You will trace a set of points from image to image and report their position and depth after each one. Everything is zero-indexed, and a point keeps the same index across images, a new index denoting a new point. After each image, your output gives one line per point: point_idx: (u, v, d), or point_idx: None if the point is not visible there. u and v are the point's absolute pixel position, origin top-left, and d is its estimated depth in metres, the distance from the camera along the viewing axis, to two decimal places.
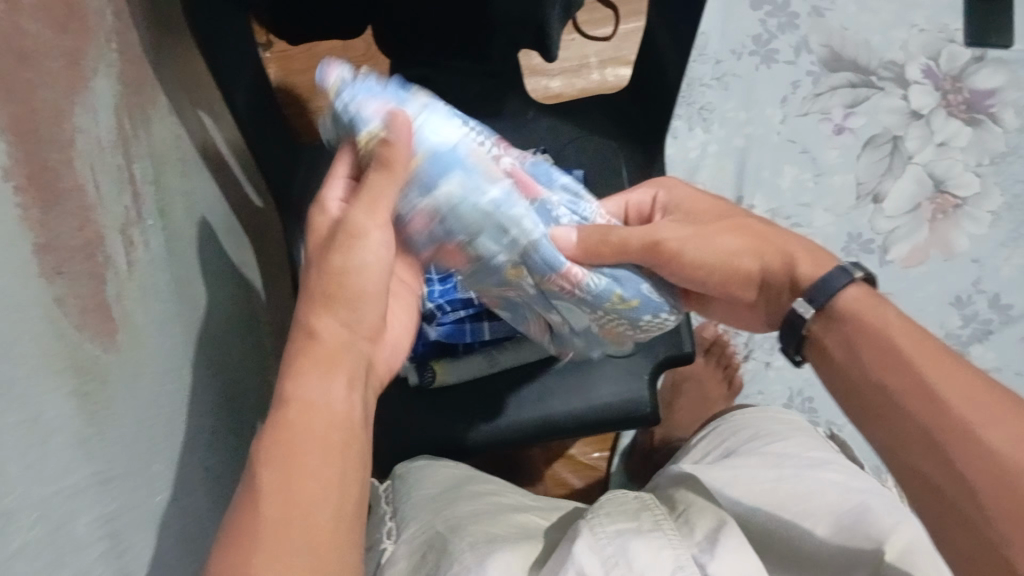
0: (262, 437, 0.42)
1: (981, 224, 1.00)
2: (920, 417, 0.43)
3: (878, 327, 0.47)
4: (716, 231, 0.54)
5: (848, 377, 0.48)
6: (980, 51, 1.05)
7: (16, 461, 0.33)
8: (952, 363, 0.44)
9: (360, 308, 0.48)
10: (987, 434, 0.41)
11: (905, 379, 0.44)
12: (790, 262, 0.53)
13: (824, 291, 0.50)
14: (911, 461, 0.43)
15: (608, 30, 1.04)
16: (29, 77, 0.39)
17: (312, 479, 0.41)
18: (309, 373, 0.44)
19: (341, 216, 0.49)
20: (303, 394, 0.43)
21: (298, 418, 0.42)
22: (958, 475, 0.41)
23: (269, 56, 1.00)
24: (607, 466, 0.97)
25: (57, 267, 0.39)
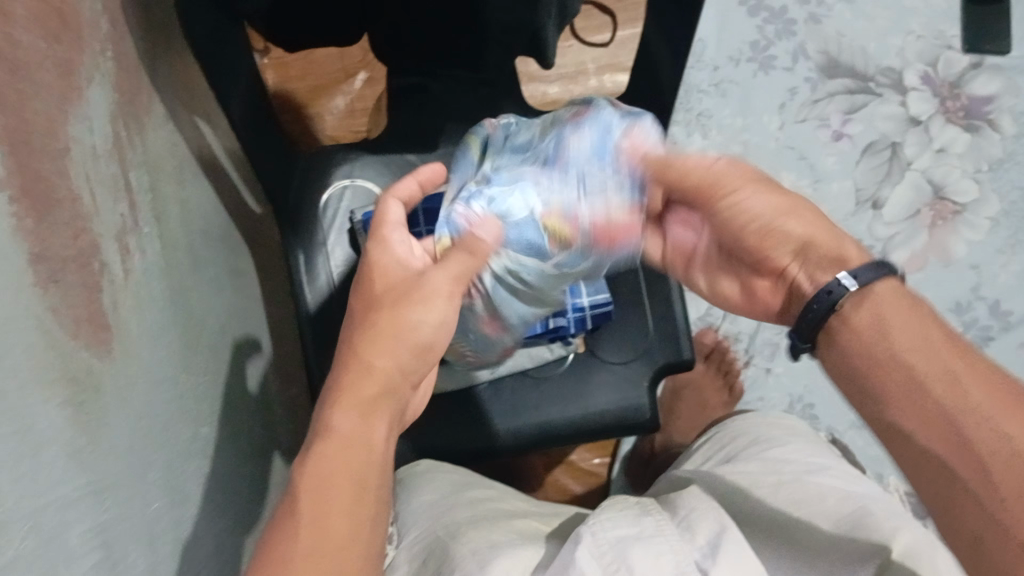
0: (302, 466, 0.44)
1: (979, 230, 1.00)
2: (941, 401, 0.43)
3: (907, 319, 0.46)
4: (759, 185, 0.54)
5: (871, 358, 0.47)
6: (977, 57, 1.05)
7: (9, 472, 0.33)
8: (974, 357, 0.44)
9: (394, 353, 0.48)
10: (1007, 423, 0.41)
11: (931, 369, 0.44)
12: (835, 239, 0.52)
13: (864, 272, 0.48)
14: (926, 443, 0.43)
15: (605, 37, 1.04)
16: (23, 87, 0.39)
17: (337, 517, 0.42)
18: (347, 409, 0.46)
19: (387, 261, 0.52)
20: (340, 427, 0.45)
21: (335, 454, 0.44)
22: (975, 458, 0.41)
23: (266, 62, 1.00)
24: (607, 472, 0.97)
25: (51, 276, 0.38)
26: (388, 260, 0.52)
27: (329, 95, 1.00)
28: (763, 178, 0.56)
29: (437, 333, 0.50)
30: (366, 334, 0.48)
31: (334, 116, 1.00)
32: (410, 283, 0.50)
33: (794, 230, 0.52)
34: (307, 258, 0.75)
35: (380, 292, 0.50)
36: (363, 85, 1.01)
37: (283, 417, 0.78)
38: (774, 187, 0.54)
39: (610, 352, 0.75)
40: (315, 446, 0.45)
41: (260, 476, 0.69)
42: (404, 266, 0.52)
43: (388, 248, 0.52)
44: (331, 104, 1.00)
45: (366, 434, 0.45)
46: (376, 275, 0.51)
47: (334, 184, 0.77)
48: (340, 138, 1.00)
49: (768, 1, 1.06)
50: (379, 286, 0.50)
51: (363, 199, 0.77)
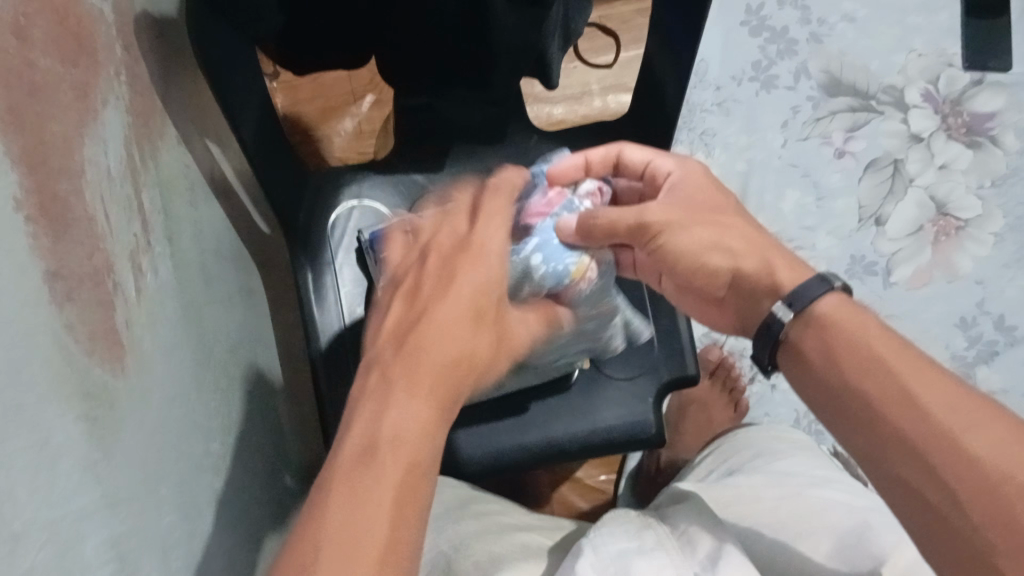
0: (379, 444, 0.40)
1: (983, 245, 1.00)
2: (901, 425, 0.42)
3: (858, 335, 0.45)
4: (691, 224, 0.55)
5: (828, 382, 0.46)
6: (979, 74, 1.06)
7: (27, 483, 0.34)
8: (930, 370, 0.43)
9: (470, 357, 0.47)
10: (970, 442, 0.40)
11: (883, 384, 0.43)
12: (767, 267, 0.51)
13: (801, 297, 0.48)
14: (889, 468, 0.42)
15: (609, 58, 1.06)
16: (42, 110, 0.41)
17: (414, 500, 0.39)
18: (417, 399, 0.43)
19: (484, 263, 0.52)
20: (413, 414, 0.42)
21: (405, 445, 0.40)
22: (936, 478, 0.40)
23: (274, 86, 1.02)
24: (614, 490, 0.97)
25: (67, 295, 0.40)
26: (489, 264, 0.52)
27: (337, 117, 1.02)
28: (717, 207, 0.57)
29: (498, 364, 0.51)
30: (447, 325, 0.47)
31: (343, 137, 1.01)
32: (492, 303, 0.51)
33: (719, 265, 0.53)
34: (315, 277, 0.75)
35: (476, 293, 0.50)
36: (371, 107, 1.02)
37: (292, 435, 0.79)
38: (711, 224, 0.55)
39: (616, 369, 0.76)
40: (385, 432, 0.40)
41: (269, 493, 0.69)
42: (498, 278, 0.52)
43: (496, 245, 0.54)
44: (340, 126, 1.02)
45: (434, 421, 0.43)
46: (468, 265, 0.52)
47: (342, 205, 0.77)
48: (348, 160, 1.01)
49: (770, 21, 1.07)
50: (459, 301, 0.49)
51: (371, 220, 0.77)
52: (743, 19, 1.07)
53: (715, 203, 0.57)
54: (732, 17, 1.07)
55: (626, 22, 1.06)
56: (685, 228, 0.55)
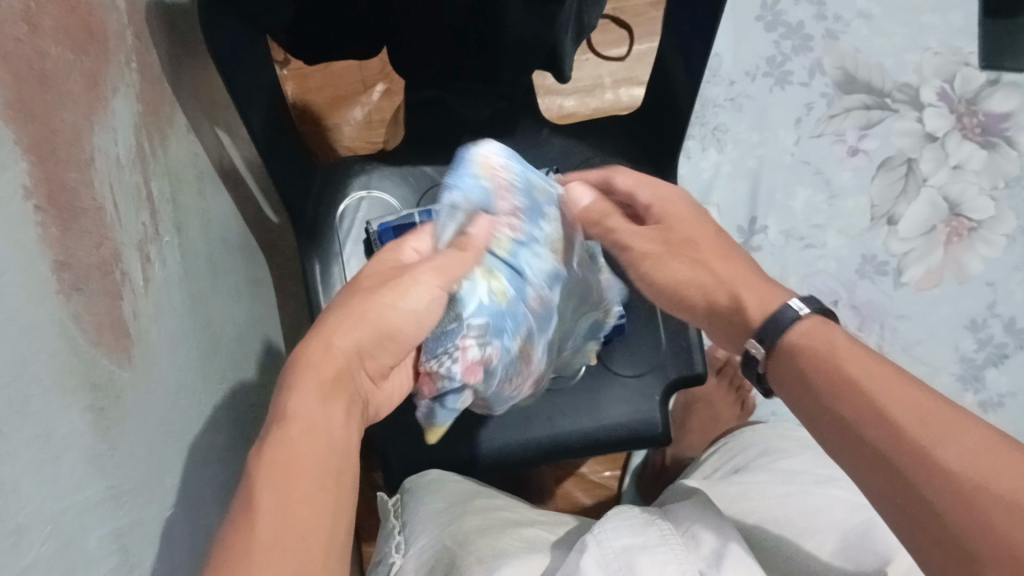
0: (260, 449, 0.40)
1: (995, 247, 1.00)
2: (877, 443, 0.41)
3: (827, 353, 0.45)
4: (674, 256, 0.55)
5: (809, 403, 0.45)
6: (994, 74, 1.05)
7: (31, 475, 0.33)
8: (905, 383, 0.42)
9: (356, 334, 0.47)
10: (943, 455, 0.38)
11: (855, 402, 0.42)
12: (738, 297, 0.51)
13: (771, 330, 0.48)
14: (872, 485, 0.41)
15: (622, 51, 1.05)
16: (51, 98, 0.40)
17: (303, 485, 0.39)
18: (302, 391, 0.43)
19: (381, 258, 0.53)
20: (296, 410, 0.42)
21: (297, 436, 0.41)
22: (916, 493, 0.39)
23: (285, 74, 1.01)
24: (618, 485, 0.97)
25: (75, 284, 0.39)
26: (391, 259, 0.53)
27: (347, 106, 1.01)
28: (696, 234, 0.55)
29: (411, 328, 0.50)
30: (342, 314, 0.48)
31: (353, 127, 1.01)
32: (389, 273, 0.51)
33: (696, 295, 0.53)
34: (323, 268, 0.75)
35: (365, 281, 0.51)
36: (381, 97, 1.02)
37: None
38: (693, 256, 0.54)
39: (623, 365, 0.76)
40: (272, 430, 0.41)
41: None
42: (388, 259, 0.52)
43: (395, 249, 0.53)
44: (349, 115, 1.01)
45: (324, 418, 0.43)
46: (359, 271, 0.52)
47: (351, 195, 0.77)
48: (357, 149, 1.01)
49: (785, 17, 1.06)
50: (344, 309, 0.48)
51: (379, 211, 0.77)
52: (759, 14, 1.06)
53: (691, 234, 0.55)
54: (747, 12, 1.06)
55: (640, 15, 1.05)
56: (663, 263, 0.55)
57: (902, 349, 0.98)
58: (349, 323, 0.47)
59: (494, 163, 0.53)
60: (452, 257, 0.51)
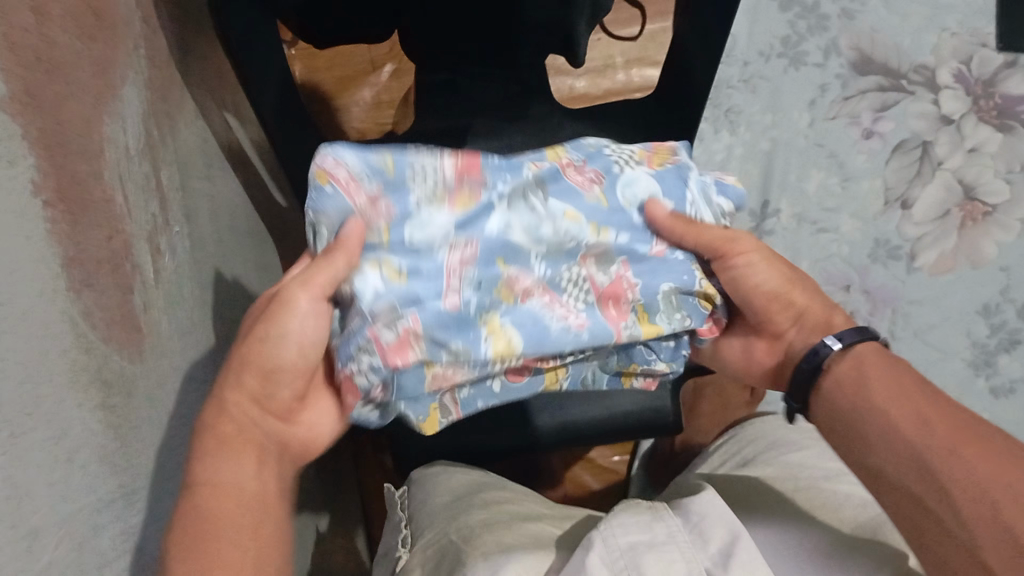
0: (180, 513, 0.43)
1: (1011, 232, 0.99)
2: (918, 446, 0.45)
3: (886, 370, 0.49)
4: (771, 264, 0.54)
5: (851, 405, 0.49)
6: (1012, 55, 1.03)
7: (45, 479, 0.33)
8: (949, 404, 0.46)
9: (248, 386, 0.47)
10: (976, 460, 0.42)
11: (903, 409, 0.46)
12: (828, 317, 0.55)
13: (846, 335, 0.51)
14: (903, 483, 0.45)
15: (634, 30, 1.03)
16: (60, 89, 0.39)
17: (227, 545, 0.43)
18: (219, 453, 0.45)
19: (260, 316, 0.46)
20: (212, 473, 0.45)
21: (213, 498, 0.44)
22: (943, 492, 0.42)
23: (293, 53, 0.99)
24: (626, 469, 0.97)
25: (85, 280, 0.39)
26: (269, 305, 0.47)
27: (356, 86, 1.00)
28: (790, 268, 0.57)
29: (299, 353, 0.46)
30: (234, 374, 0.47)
31: (361, 107, 1.00)
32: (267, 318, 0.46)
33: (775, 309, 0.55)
34: None
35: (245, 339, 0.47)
36: (390, 77, 1.00)
37: None
38: (784, 283, 0.55)
39: None
40: (191, 493, 0.44)
41: None
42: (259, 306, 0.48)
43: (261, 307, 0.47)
44: (358, 95, 1.00)
45: (242, 469, 0.46)
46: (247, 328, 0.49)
47: None
48: (367, 130, 1.00)
49: None
50: (228, 356, 0.47)
51: None
52: None
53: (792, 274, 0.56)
54: None
55: None
56: (761, 266, 0.54)
57: (914, 334, 0.98)
58: (243, 368, 0.47)
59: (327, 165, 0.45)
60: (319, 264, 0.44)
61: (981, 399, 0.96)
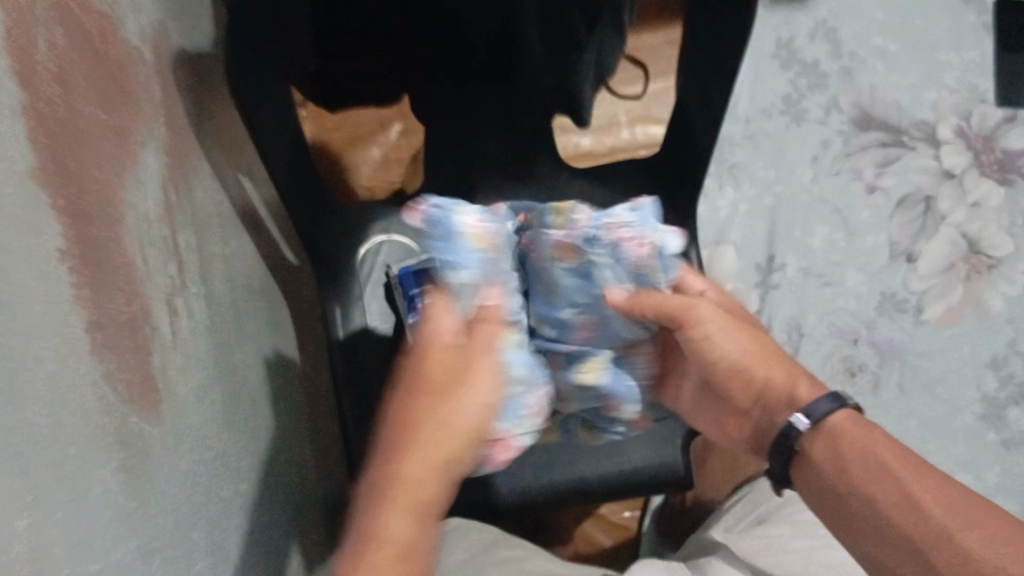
0: (355, 573, 0.42)
1: (1016, 284, 0.99)
2: (906, 527, 0.46)
3: (862, 445, 0.50)
4: (730, 329, 0.55)
5: (832, 487, 0.50)
6: (1010, 111, 1.05)
7: (65, 543, 0.33)
8: (930, 475, 0.47)
9: (446, 441, 0.47)
10: (967, 541, 0.43)
11: (886, 489, 0.48)
12: (791, 381, 0.54)
13: (814, 410, 0.51)
14: (886, 557, 0.47)
15: (638, 90, 1.06)
16: (84, 156, 0.40)
17: None
18: (395, 509, 0.44)
19: (433, 338, 0.51)
20: (391, 531, 0.44)
21: (384, 558, 0.43)
22: (935, 571, 0.44)
23: (303, 114, 1.01)
24: (638, 526, 0.96)
25: (105, 342, 0.39)
26: (432, 332, 0.51)
27: (364, 145, 1.02)
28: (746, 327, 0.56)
29: (483, 416, 0.49)
30: (407, 414, 0.48)
31: (370, 166, 1.02)
32: (458, 367, 0.50)
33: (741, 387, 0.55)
34: (343, 311, 0.75)
35: (425, 366, 0.49)
36: (399, 136, 1.03)
37: (315, 470, 0.78)
38: (746, 340, 0.55)
39: None
40: (364, 549, 0.43)
41: (296, 530, 0.69)
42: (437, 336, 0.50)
43: (434, 330, 0.51)
44: (367, 154, 1.02)
45: (416, 528, 0.45)
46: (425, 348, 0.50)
47: (370, 239, 0.77)
48: (375, 189, 1.01)
49: (800, 55, 1.07)
50: (401, 393, 0.49)
51: (400, 254, 0.78)
52: (774, 52, 1.07)
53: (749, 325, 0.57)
54: (763, 50, 1.06)
55: (655, 54, 1.06)
56: (724, 337, 0.55)
57: (925, 387, 0.98)
58: (405, 411, 0.48)
59: (482, 228, 0.55)
60: (483, 335, 0.52)
61: (993, 452, 0.95)
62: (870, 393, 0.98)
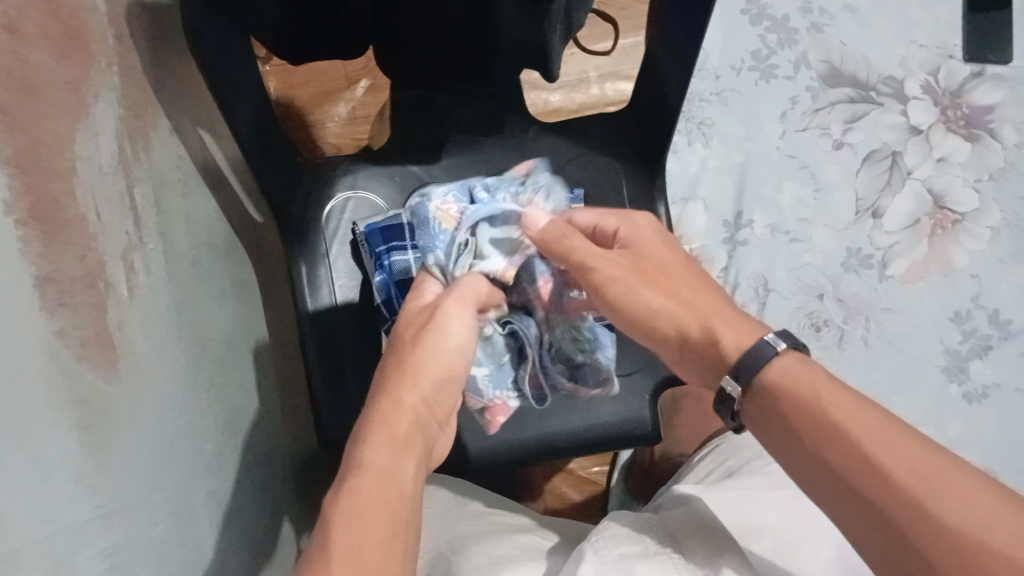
0: (336, 497, 0.44)
1: (980, 240, 1.00)
2: (865, 488, 0.44)
3: (807, 396, 0.47)
4: (648, 283, 0.55)
5: (787, 441, 0.48)
6: (979, 66, 1.05)
7: (18, 500, 0.33)
8: (892, 430, 0.45)
9: (422, 385, 0.51)
10: (936, 507, 0.42)
11: (849, 454, 0.45)
12: (711, 331, 0.52)
13: (758, 358, 0.49)
14: (853, 525, 0.45)
15: (608, 45, 1.04)
16: (33, 108, 0.39)
17: (380, 527, 0.42)
18: (375, 444, 0.47)
19: (411, 313, 0.57)
20: (371, 461, 0.46)
21: (372, 484, 0.44)
22: (910, 546, 0.42)
23: (268, 69, 0.99)
24: (606, 480, 0.98)
25: (59, 298, 0.38)
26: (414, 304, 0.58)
27: (331, 102, 1.00)
28: (670, 269, 0.56)
29: (459, 360, 0.53)
30: (385, 371, 0.52)
31: (337, 123, 1.00)
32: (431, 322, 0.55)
33: (667, 329, 0.54)
34: (309, 269, 0.74)
35: (405, 331, 0.55)
36: (365, 92, 1.01)
37: (284, 429, 0.78)
38: (660, 287, 0.55)
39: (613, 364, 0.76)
40: (348, 479, 0.45)
41: (264, 488, 0.69)
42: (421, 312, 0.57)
43: (411, 309, 0.57)
44: (333, 111, 1.00)
45: (397, 459, 0.47)
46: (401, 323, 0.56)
47: (336, 196, 0.76)
48: (343, 146, 1.00)
49: (770, 10, 1.06)
50: (381, 361, 0.54)
51: (366, 211, 0.76)
52: (745, 7, 1.06)
53: (667, 265, 0.56)
54: (733, 5, 1.06)
55: (625, 9, 1.05)
56: (633, 291, 0.55)
57: (889, 342, 0.99)
58: (383, 371, 0.53)
59: (451, 211, 0.64)
60: (462, 289, 0.56)
61: (955, 406, 0.96)
62: (835, 347, 0.98)
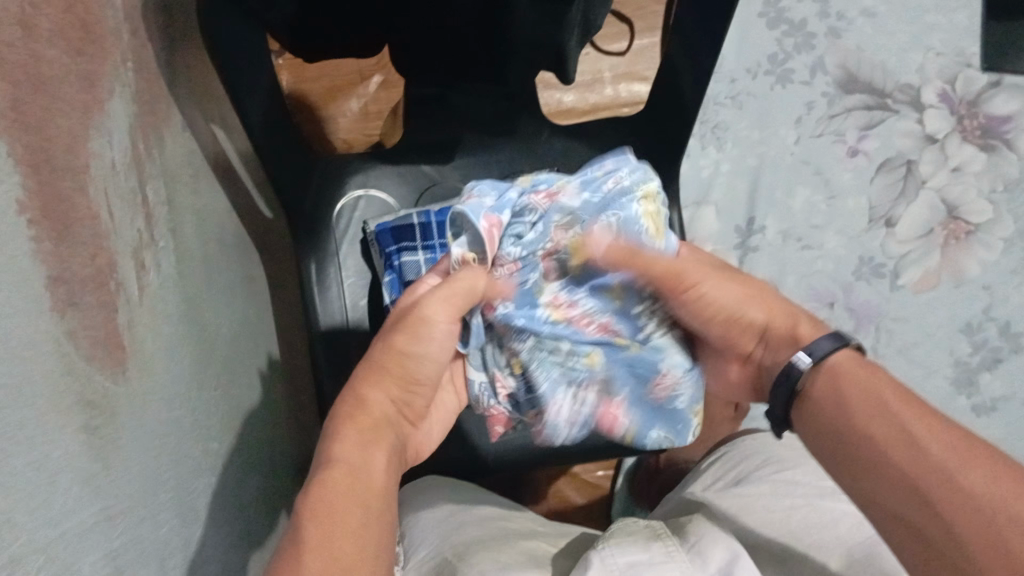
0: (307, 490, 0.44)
1: (994, 250, 0.99)
2: (901, 464, 0.45)
3: (867, 382, 0.49)
4: (721, 275, 0.56)
5: (834, 424, 0.49)
6: (996, 76, 1.04)
7: (24, 504, 0.32)
8: (935, 418, 0.46)
9: (401, 373, 0.50)
10: (967, 478, 0.43)
11: (890, 434, 0.46)
12: (791, 323, 0.55)
13: (818, 347, 0.51)
14: (888, 505, 0.46)
15: (623, 46, 1.04)
16: (47, 106, 0.39)
17: (348, 519, 0.43)
18: (345, 437, 0.47)
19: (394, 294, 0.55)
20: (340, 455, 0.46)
21: (340, 475, 0.44)
22: (936, 516, 0.43)
23: (280, 63, 0.99)
24: (611, 484, 0.97)
25: (70, 298, 0.38)
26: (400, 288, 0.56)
27: (343, 97, 1.00)
28: (728, 267, 0.58)
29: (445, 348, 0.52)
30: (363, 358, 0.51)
31: (348, 118, 1.00)
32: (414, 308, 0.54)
33: (747, 322, 0.55)
34: (319, 268, 0.74)
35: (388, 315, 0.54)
36: (378, 88, 1.00)
37: (289, 426, 0.78)
38: (727, 275, 0.57)
39: None
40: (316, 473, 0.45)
41: (267, 485, 0.69)
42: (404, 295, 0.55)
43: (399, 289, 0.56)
44: (345, 106, 1.00)
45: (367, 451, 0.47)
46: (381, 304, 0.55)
47: (348, 193, 0.76)
48: (354, 141, 1.00)
49: (788, 14, 1.05)
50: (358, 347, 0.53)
51: (378, 209, 0.76)
52: (762, 11, 1.05)
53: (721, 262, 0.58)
54: (750, 8, 1.05)
55: (641, 9, 1.04)
56: (716, 280, 0.55)
57: (898, 351, 0.98)
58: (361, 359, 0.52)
59: None
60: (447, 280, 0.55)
61: (962, 417, 0.96)
62: None
